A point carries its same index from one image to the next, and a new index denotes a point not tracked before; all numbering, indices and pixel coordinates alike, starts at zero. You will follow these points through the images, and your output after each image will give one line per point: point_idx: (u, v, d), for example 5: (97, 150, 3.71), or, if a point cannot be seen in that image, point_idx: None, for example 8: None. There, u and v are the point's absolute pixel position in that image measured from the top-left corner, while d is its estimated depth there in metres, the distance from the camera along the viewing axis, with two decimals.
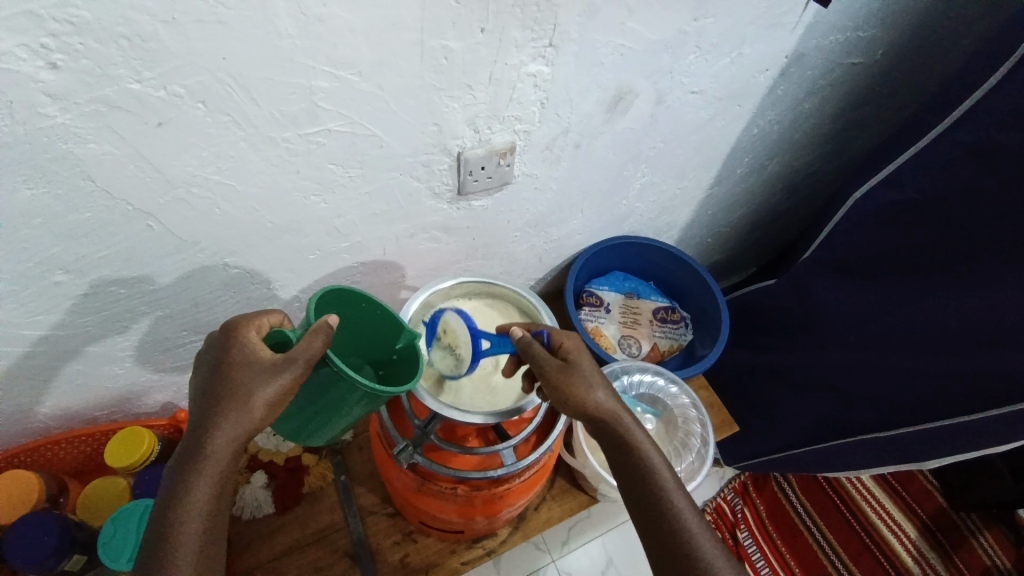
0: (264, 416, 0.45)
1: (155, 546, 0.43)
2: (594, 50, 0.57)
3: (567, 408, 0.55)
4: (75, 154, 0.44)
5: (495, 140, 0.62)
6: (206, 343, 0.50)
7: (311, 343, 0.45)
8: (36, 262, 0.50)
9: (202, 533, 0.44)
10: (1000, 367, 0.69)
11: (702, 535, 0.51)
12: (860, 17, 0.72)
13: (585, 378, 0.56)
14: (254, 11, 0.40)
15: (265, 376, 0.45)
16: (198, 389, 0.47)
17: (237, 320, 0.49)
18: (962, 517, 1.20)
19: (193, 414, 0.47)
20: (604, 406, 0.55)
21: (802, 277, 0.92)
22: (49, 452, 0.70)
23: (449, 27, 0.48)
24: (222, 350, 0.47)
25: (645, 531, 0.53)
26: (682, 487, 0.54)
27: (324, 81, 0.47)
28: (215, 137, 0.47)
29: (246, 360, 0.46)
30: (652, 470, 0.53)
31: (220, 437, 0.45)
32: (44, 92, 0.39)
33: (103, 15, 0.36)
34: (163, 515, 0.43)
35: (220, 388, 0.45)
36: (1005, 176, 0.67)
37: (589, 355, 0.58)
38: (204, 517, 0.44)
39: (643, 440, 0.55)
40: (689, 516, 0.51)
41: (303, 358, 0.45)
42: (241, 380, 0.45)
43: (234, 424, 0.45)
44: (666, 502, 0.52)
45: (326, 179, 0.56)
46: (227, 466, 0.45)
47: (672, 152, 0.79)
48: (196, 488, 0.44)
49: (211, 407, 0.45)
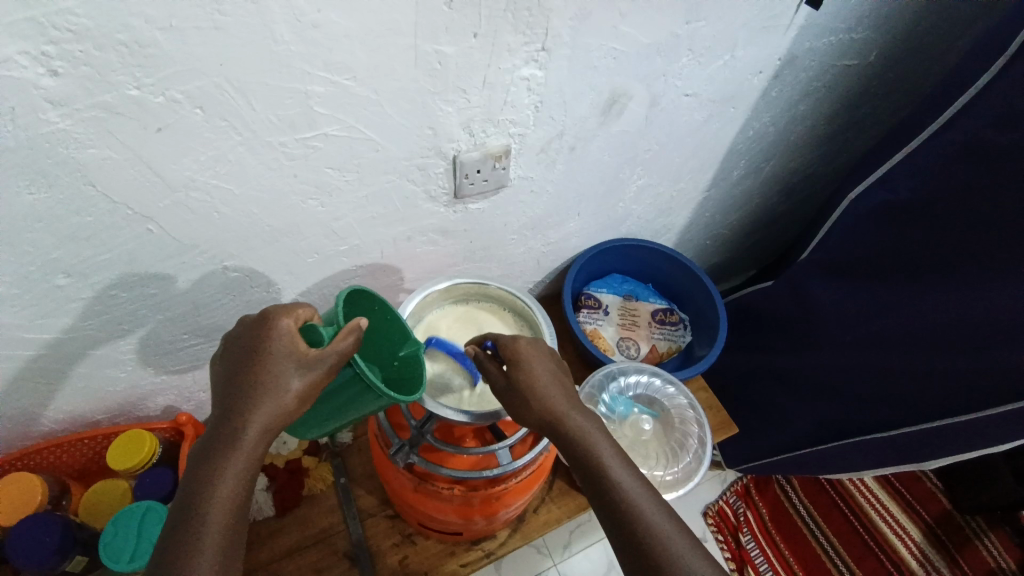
0: (294, 409, 0.46)
1: (179, 531, 0.43)
2: (587, 54, 0.58)
3: (521, 415, 0.54)
4: (77, 159, 0.44)
5: (490, 143, 0.63)
6: (237, 327, 0.50)
7: (341, 343, 0.46)
8: (38, 265, 0.51)
9: (228, 522, 0.44)
10: (1000, 365, 0.69)
11: (666, 523, 0.47)
12: (852, 19, 0.73)
13: (530, 383, 0.53)
14: (251, 17, 0.41)
15: (300, 368, 0.46)
16: (226, 373, 0.47)
17: (276, 309, 0.49)
18: (966, 519, 1.19)
19: (222, 396, 0.47)
20: (551, 407, 0.52)
21: (800, 278, 0.92)
22: (52, 455, 0.71)
23: (443, 32, 0.49)
24: (258, 335, 0.47)
25: (609, 530, 0.49)
26: (640, 480, 0.50)
27: (320, 85, 0.48)
28: (214, 141, 0.48)
29: (284, 350, 0.46)
30: (603, 465, 0.50)
31: (254, 425, 0.45)
32: (47, 99, 0.40)
33: (103, 22, 0.37)
34: (190, 498, 0.44)
35: (255, 376, 0.45)
36: (997, 175, 0.68)
37: (535, 352, 0.56)
38: (231, 506, 0.44)
39: (593, 436, 0.52)
40: (650, 512, 0.48)
41: (334, 354, 0.46)
42: (278, 368, 0.46)
43: (267, 413, 0.45)
44: (623, 498, 0.48)
45: (323, 183, 0.57)
46: (257, 456, 0.45)
47: (668, 155, 0.79)
48: (226, 474, 0.44)
49: (242, 394, 0.45)
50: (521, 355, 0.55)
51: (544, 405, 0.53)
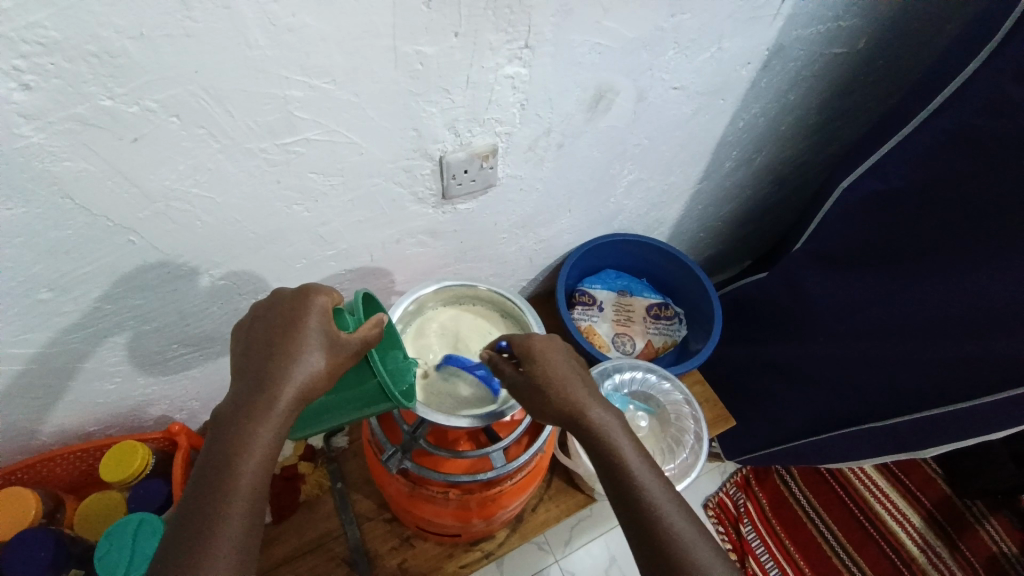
0: (323, 383, 0.46)
1: (206, 493, 0.42)
2: (571, 50, 0.57)
3: (537, 410, 0.53)
4: (52, 173, 0.44)
5: (475, 143, 0.62)
6: (268, 299, 0.50)
7: (367, 332, 0.48)
8: (19, 281, 0.50)
9: (257, 487, 0.43)
10: (994, 353, 0.68)
11: (684, 521, 0.47)
12: (840, 7, 0.72)
13: (548, 376, 0.53)
14: (223, 22, 0.40)
15: (330, 345, 0.46)
16: (254, 342, 0.47)
17: (314, 287, 0.49)
18: (966, 503, 1.19)
19: (248, 364, 0.46)
20: (568, 400, 0.51)
21: (794, 269, 0.92)
22: (45, 469, 0.70)
23: (422, 32, 0.48)
24: (291, 312, 0.47)
25: (625, 525, 0.49)
26: (660, 476, 0.49)
27: (299, 90, 0.47)
28: (192, 150, 0.47)
29: (316, 328, 0.46)
30: (622, 459, 0.49)
31: (287, 394, 0.44)
32: (19, 113, 0.39)
33: (72, 33, 0.37)
34: (217, 461, 0.43)
35: (287, 349, 0.45)
36: (989, 161, 0.67)
37: (551, 347, 0.56)
38: (261, 471, 0.43)
39: (613, 428, 0.51)
40: (670, 510, 0.47)
41: (358, 339, 0.47)
42: (309, 345, 0.46)
43: (298, 386, 0.45)
44: (642, 493, 0.48)
45: (307, 188, 0.56)
46: (286, 425, 0.45)
47: (658, 148, 0.79)
48: (256, 444, 0.43)
49: (272, 364, 0.45)
50: (537, 350, 0.55)
51: (560, 399, 0.52)
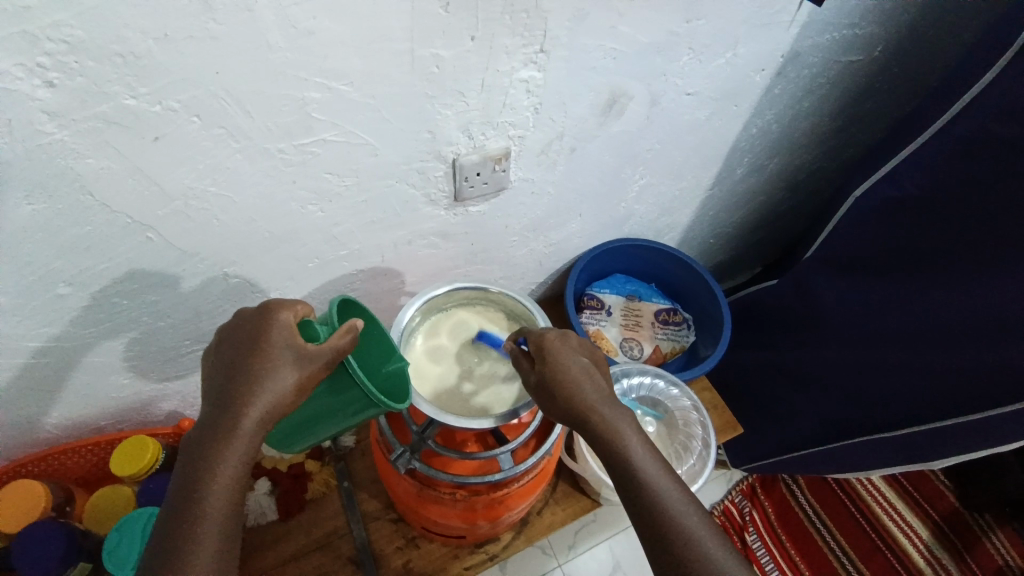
0: (293, 400, 0.46)
1: (177, 518, 0.42)
2: (586, 54, 0.58)
3: (553, 411, 0.54)
4: (75, 170, 0.44)
5: (489, 146, 0.62)
6: (236, 317, 0.50)
7: (339, 340, 0.46)
8: (38, 275, 0.51)
9: (227, 509, 0.43)
10: (1005, 365, 0.68)
11: (697, 522, 0.47)
12: (854, 15, 0.72)
13: (561, 375, 0.53)
14: (244, 25, 0.41)
15: (298, 361, 0.45)
16: (223, 364, 0.47)
17: (277, 302, 0.49)
18: (974, 515, 1.17)
19: (218, 385, 0.46)
20: (578, 400, 0.52)
21: (804, 277, 0.92)
22: (58, 461, 0.71)
23: (439, 35, 0.48)
24: (257, 329, 0.47)
25: (639, 527, 0.48)
26: (671, 477, 0.49)
27: (316, 92, 0.48)
28: (211, 150, 0.48)
29: (283, 341, 0.46)
30: (631, 460, 0.49)
31: (253, 414, 0.45)
32: (43, 110, 0.40)
33: (97, 34, 0.37)
34: (189, 483, 0.43)
35: (254, 366, 0.45)
36: (1002, 172, 0.67)
37: (564, 346, 0.56)
38: (230, 493, 0.44)
39: (623, 429, 0.51)
40: (682, 510, 0.47)
41: (330, 349, 0.46)
42: (275, 361, 0.45)
43: (265, 406, 0.45)
44: (652, 493, 0.48)
45: (323, 189, 0.57)
46: (253, 444, 0.45)
47: (669, 153, 0.79)
48: (224, 466, 0.44)
49: (240, 382, 0.45)
50: (550, 350, 0.55)
51: (572, 399, 0.52)
